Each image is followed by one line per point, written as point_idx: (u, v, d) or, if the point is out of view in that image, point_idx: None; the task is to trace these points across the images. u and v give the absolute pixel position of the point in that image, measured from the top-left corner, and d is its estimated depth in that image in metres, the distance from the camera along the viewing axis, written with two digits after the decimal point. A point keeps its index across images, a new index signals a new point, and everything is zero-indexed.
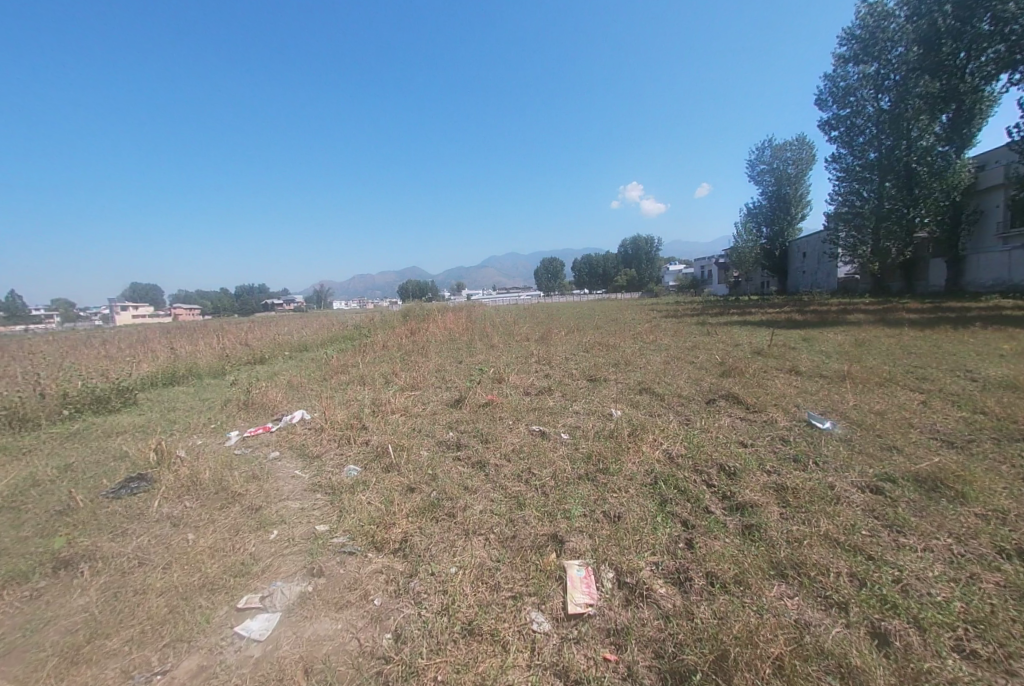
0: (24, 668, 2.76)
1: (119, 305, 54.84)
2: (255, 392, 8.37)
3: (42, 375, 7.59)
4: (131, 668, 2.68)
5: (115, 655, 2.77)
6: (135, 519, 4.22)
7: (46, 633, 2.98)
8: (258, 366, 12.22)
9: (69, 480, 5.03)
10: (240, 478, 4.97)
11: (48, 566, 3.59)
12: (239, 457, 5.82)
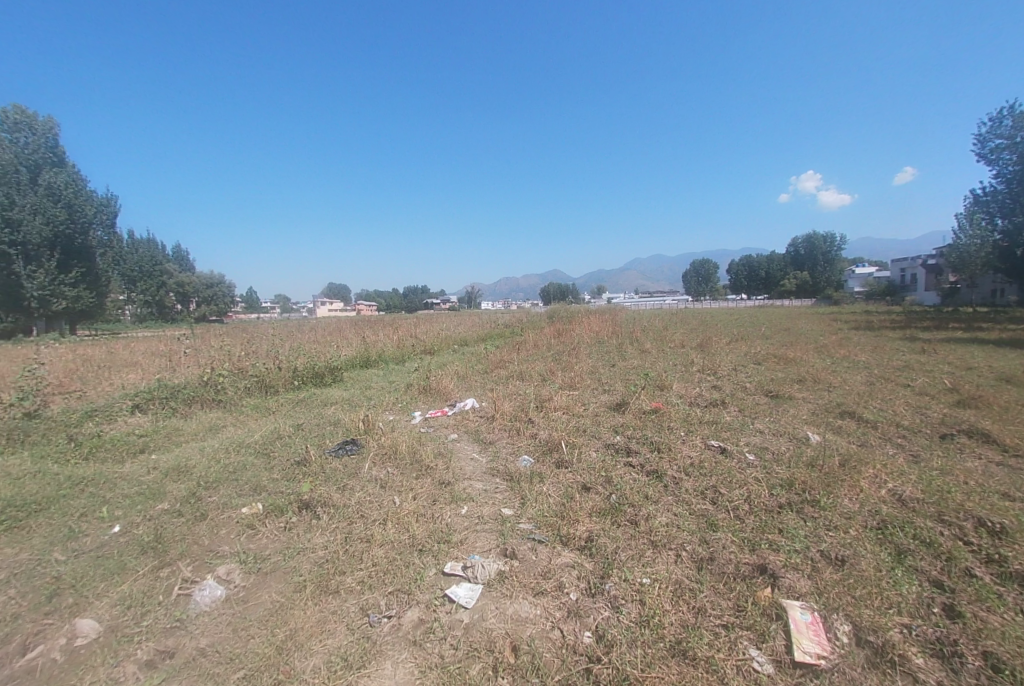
0: (287, 588, 2.73)
1: (319, 300, 67.13)
2: (432, 379, 9.22)
3: (278, 350, 9.25)
4: (366, 607, 2.67)
5: (351, 593, 2.76)
6: (352, 477, 4.53)
7: (301, 563, 2.96)
8: (428, 356, 13.56)
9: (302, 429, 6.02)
10: (430, 452, 5.42)
11: (295, 506, 3.68)
12: (425, 436, 6.36)
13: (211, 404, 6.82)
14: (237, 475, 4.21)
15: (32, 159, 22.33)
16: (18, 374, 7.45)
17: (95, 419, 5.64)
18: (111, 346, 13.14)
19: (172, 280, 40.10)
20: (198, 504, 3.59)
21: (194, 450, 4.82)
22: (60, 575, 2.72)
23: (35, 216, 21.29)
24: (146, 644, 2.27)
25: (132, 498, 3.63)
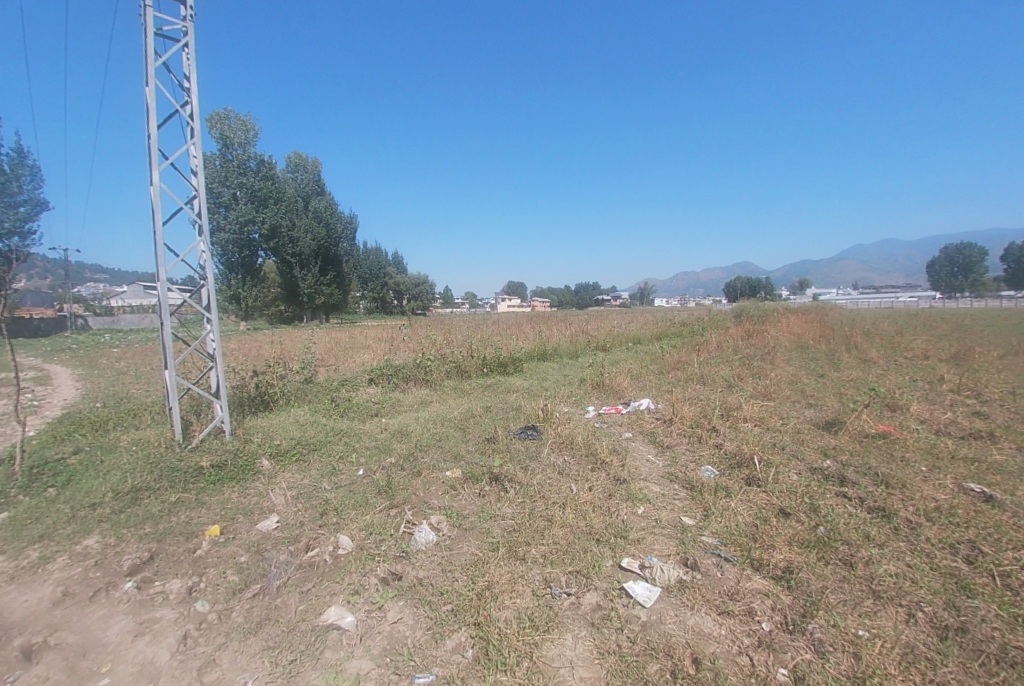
0: (482, 546, 3.08)
1: (501, 295, 73.43)
2: (606, 375, 9.24)
3: (471, 338, 10.34)
4: (549, 580, 2.85)
5: (535, 563, 2.98)
6: (533, 460, 4.85)
7: (493, 527, 3.34)
8: (601, 352, 13.60)
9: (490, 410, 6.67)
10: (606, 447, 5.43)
11: (486, 478, 4.12)
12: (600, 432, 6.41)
13: (420, 383, 8.06)
14: (441, 444, 4.93)
15: (305, 190, 29.29)
16: (297, 350, 9.93)
17: (345, 387, 7.19)
18: (351, 332, 16.54)
19: (390, 280, 48.31)
20: (414, 463, 4.31)
21: (411, 418, 5.83)
22: (327, 499, 3.53)
23: (307, 234, 27.98)
24: (384, 563, 2.76)
25: (370, 451, 4.56)
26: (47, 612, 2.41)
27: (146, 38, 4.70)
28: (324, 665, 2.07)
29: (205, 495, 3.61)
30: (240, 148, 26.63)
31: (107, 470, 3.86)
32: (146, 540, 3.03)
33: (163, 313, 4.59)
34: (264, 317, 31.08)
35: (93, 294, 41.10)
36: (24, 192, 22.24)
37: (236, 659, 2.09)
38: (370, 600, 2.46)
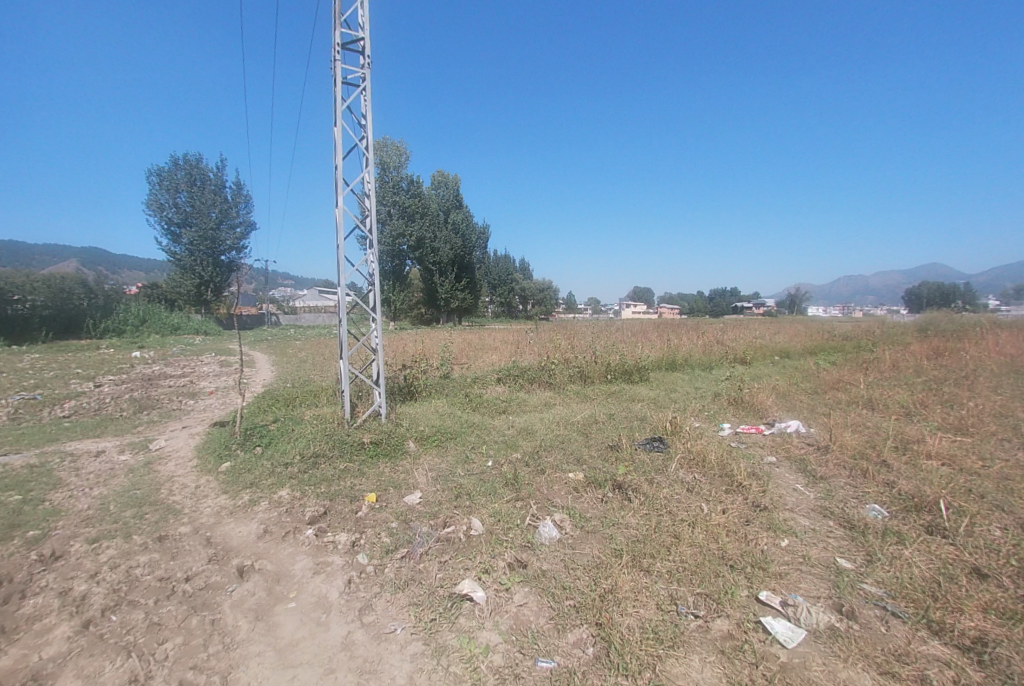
0: (605, 551, 3.07)
1: (627, 302, 71.51)
2: (745, 391, 8.42)
3: (596, 344, 10.25)
4: (674, 598, 2.72)
5: (661, 578, 2.88)
6: (660, 473, 4.65)
7: (616, 534, 3.30)
8: (739, 366, 12.43)
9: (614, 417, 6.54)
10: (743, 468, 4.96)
11: (609, 484, 4.08)
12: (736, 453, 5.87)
13: (545, 385, 8.26)
14: (565, 446, 5.00)
15: (446, 203, 31.73)
16: (436, 349, 10.88)
17: (476, 385, 7.69)
18: (482, 334, 17.57)
19: (518, 286, 50.10)
20: (539, 461, 4.46)
21: (537, 419, 6.02)
22: (461, 483, 3.85)
23: (446, 244, 30.55)
24: (511, 549, 2.92)
25: (498, 444, 4.85)
26: (254, 542, 3.05)
27: (336, 87, 5.65)
28: (458, 629, 2.27)
29: (364, 468, 4.19)
30: (394, 169, 30.13)
31: (295, 437, 4.73)
32: (322, 497, 3.65)
33: (340, 312, 5.45)
34: (407, 318, 34.64)
35: (283, 297, 50.07)
36: (241, 216, 28.07)
37: (387, 607, 2.41)
38: (498, 581, 2.63)
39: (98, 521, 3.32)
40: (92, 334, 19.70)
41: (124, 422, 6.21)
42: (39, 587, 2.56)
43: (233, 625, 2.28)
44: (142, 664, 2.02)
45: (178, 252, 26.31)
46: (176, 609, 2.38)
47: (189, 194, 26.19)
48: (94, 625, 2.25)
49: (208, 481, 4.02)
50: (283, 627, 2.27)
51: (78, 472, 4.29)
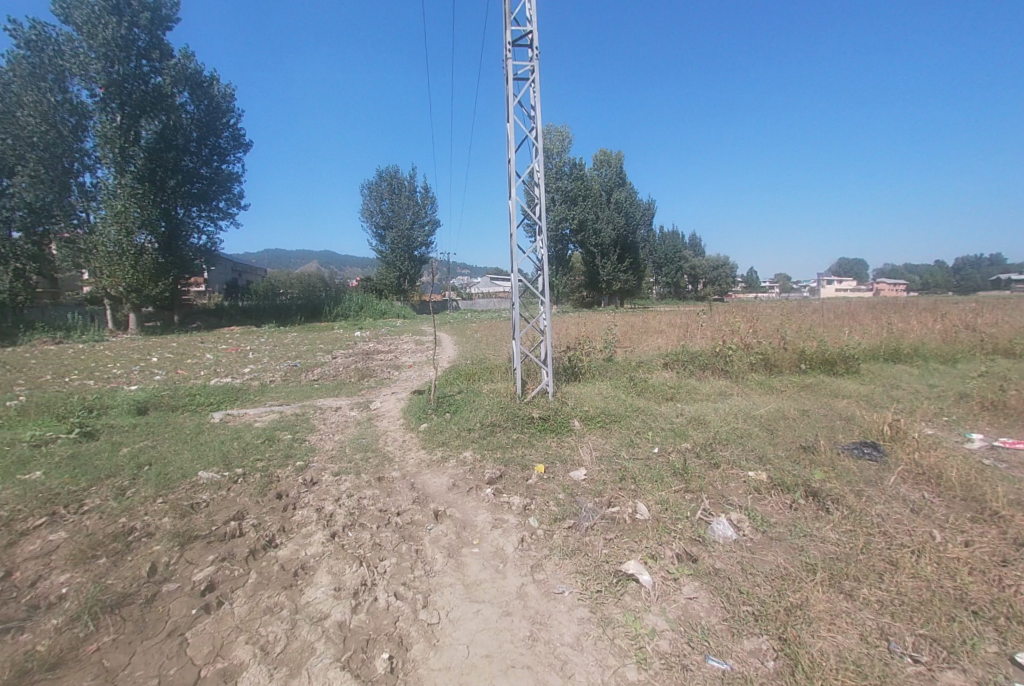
0: (793, 562, 2.69)
1: (827, 280, 60.19)
2: (1010, 393, 6.33)
3: (785, 327, 8.89)
4: (885, 631, 2.21)
5: (869, 606, 2.35)
6: (871, 483, 3.82)
7: (808, 546, 2.86)
8: (1002, 359, 9.38)
9: (807, 412, 5.62)
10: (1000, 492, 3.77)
11: (800, 488, 3.52)
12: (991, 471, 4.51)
13: (720, 374, 7.53)
14: (744, 439, 4.52)
15: (609, 183, 30.87)
16: (599, 331, 10.84)
17: (642, 369, 7.45)
18: (647, 316, 16.83)
19: (688, 264, 46.38)
20: (712, 453, 4.12)
21: (710, 408, 5.56)
22: (626, 466, 3.83)
23: (609, 224, 29.93)
24: (679, 540, 2.79)
25: (666, 431, 4.65)
26: (446, 492, 3.54)
27: (507, 84, 5.96)
28: (625, 606, 2.29)
29: (535, 440, 4.50)
30: (558, 154, 30.58)
31: (475, 407, 5.29)
32: (498, 461, 4.03)
33: (513, 296, 5.85)
34: (571, 302, 35.21)
35: (462, 283, 55.57)
36: (428, 215, 31.97)
37: (556, 570, 2.56)
38: (666, 569, 2.55)
39: (339, 459, 4.28)
40: (328, 318, 24.88)
41: (352, 387, 7.78)
42: (305, 502, 3.42)
43: (431, 557, 2.70)
44: (369, 572, 2.54)
45: (383, 249, 31.35)
46: (390, 536, 2.92)
47: (390, 200, 30.88)
48: (338, 536, 2.91)
49: (410, 438, 4.80)
50: (468, 568, 2.60)
51: (324, 421, 5.56)
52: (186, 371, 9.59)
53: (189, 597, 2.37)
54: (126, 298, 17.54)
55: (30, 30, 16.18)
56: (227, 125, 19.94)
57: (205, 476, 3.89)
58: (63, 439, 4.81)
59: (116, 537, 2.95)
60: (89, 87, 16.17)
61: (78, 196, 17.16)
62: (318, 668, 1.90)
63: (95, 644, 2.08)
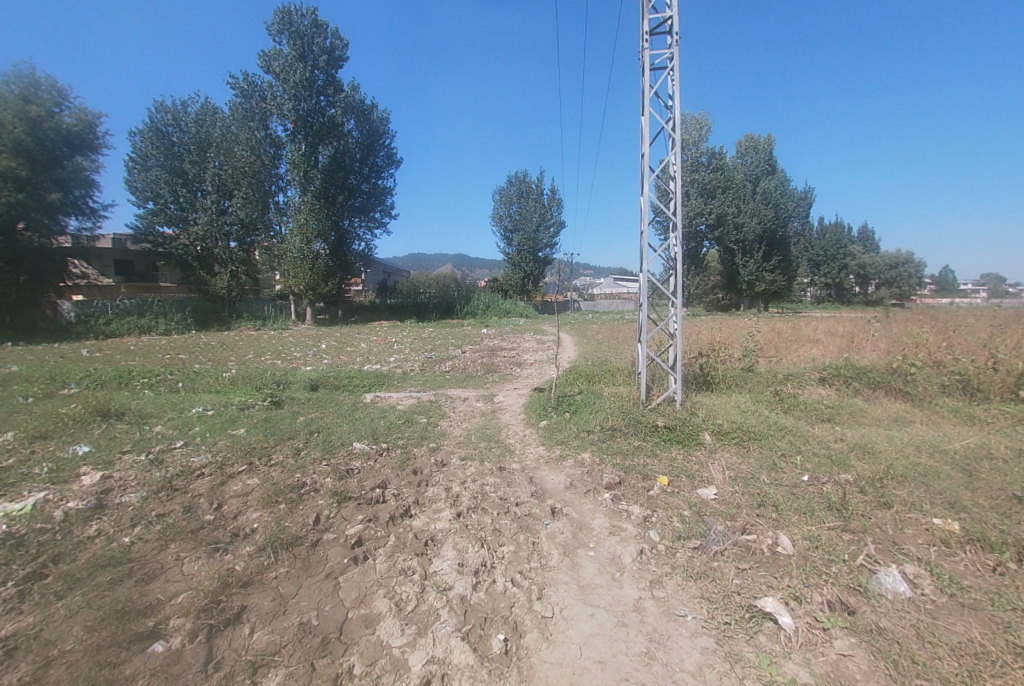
0: (994, 640, 2.06)
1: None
2: None
3: (995, 341, 7.01)
4: None
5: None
6: None
7: (1020, 623, 2.15)
8: None
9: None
10: None
11: (1011, 548, 2.70)
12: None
13: (895, 394, 6.25)
14: (928, 476, 3.70)
15: (755, 172, 27.99)
16: (737, 338, 9.86)
17: (790, 383, 6.58)
18: (796, 322, 14.71)
19: (854, 261, 39.51)
20: (881, 490, 3.44)
21: (880, 436, 4.67)
22: (765, 492, 3.43)
23: (753, 217, 27.09)
24: (832, 586, 2.40)
25: (819, 458, 4.04)
26: (563, 490, 3.56)
27: (643, 77, 5.74)
28: (757, 646, 2.04)
29: (659, 449, 4.29)
30: (694, 145, 28.64)
31: (596, 409, 5.21)
32: (618, 467, 3.92)
33: (641, 297, 5.62)
34: (704, 305, 32.64)
35: (586, 283, 55.19)
36: (555, 217, 32.43)
37: (678, 591, 2.40)
38: (814, 616, 2.21)
39: (466, 445, 4.58)
40: (460, 315, 26.86)
41: (478, 379, 8.29)
42: (436, 481, 3.72)
43: (548, 552, 2.73)
44: (489, 556, 2.66)
45: (511, 252, 32.64)
46: (510, 524, 3.03)
47: (519, 203, 32.01)
48: (463, 517, 3.10)
49: (530, 433, 4.92)
50: (584, 569, 2.57)
51: (453, 409, 5.99)
52: (344, 357, 11.16)
53: (342, 548, 2.75)
54: (304, 295, 20.86)
55: (244, 81, 20.25)
56: (384, 146, 22.64)
57: (358, 446, 4.50)
58: (259, 404, 5.97)
59: (292, 488, 3.55)
60: (283, 123, 19.67)
61: (274, 212, 21.04)
62: (441, 634, 2.05)
63: (274, 573, 2.53)
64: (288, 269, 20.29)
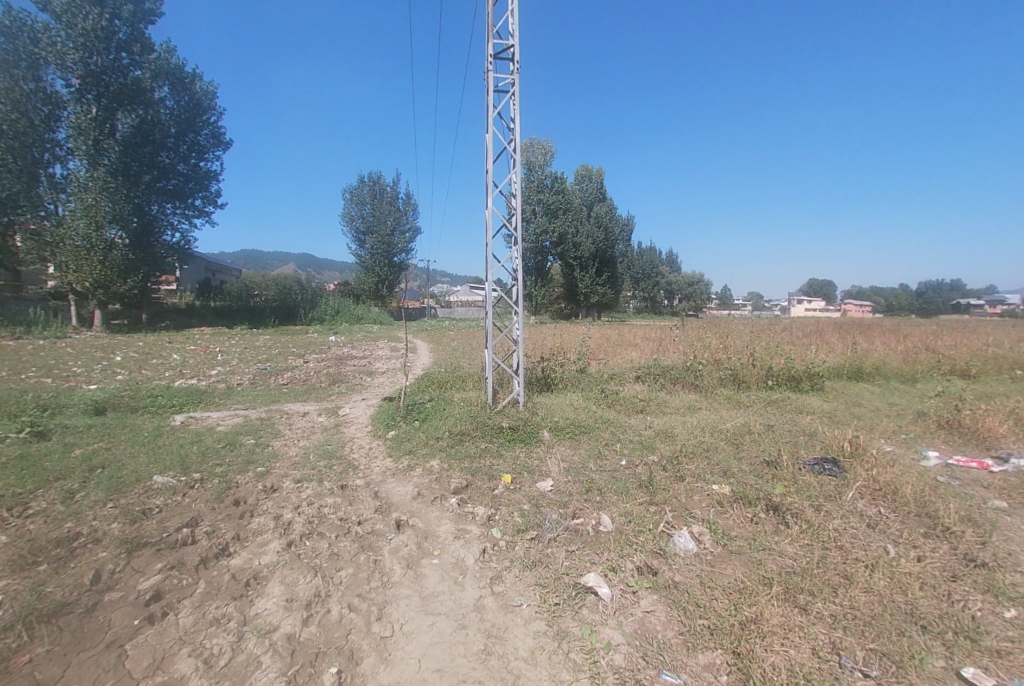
0: (751, 576, 2.64)
1: (797, 298, 61.83)
2: (968, 400, 6.20)
3: (754, 344, 8.99)
4: (837, 646, 2.15)
5: (821, 621, 2.29)
6: (828, 498, 3.57)
7: (767, 559, 2.80)
8: (994, 363, 8.63)
9: (770, 426, 5.56)
10: (950, 493, 3.69)
11: (763, 502, 3.48)
12: (933, 472, 4.18)
13: (690, 387, 7.61)
14: (710, 451, 4.57)
15: (589, 197, 31.46)
16: (575, 343, 10.89)
17: (614, 382, 7.52)
18: (622, 330, 16.92)
19: (664, 280, 47.08)
20: (678, 466, 4.15)
21: (679, 422, 5.62)
22: (593, 478, 3.85)
23: (588, 239, 30.34)
24: (641, 553, 2.80)
25: (634, 444, 4.70)
26: (409, 501, 3.48)
27: (488, 96, 6.01)
28: (581, 619, 2.27)
29: (504, 449, 4.50)
30: (540, 168, 30.96)
31: (445, 416, 5.25)
32: (465, 471, 3.99)
33: (488, 305, 5.84)
34: (550, 314, 35.31)
35: (441, 291, 55.31)
36: (410, 222, 31.80)
37: (516, 582, 2.54)
38: (625, 582, 2.55)
39: (302, 466, 4.17)
40: (303, 322, 24.42)
41: (321, 392, 7.64)
42: (263, 509, 3.32)
43: (389, 569, 2.64)
44: (324, 583, 2.47)
45: (363, 254, 30.99)
46: (349, 545, 2.85)
47: (372, 205, 30.58)
48: (295, 546, 2.82)
49: (377, 445, 4.72)
50: (426, 579, 2.56)
51: (289, 426, 5.42)
52: (149, 371, 9.26)
53: (131, 607, 2.26)
54: (91, 294, 16.87)
55: (5, 15, 15.18)
56: (207, 123, 19.46)
57: (161, 481, 3.75)
58: (11, 438, 4.57)
59: (60, 542, 2.80)
60: (64, 77, 15.56)
61: (46, 188, 16.39)
62: (262, 683, 1.84)
63: (26, 657, 1.96)
64: (67, 261, 16.16)
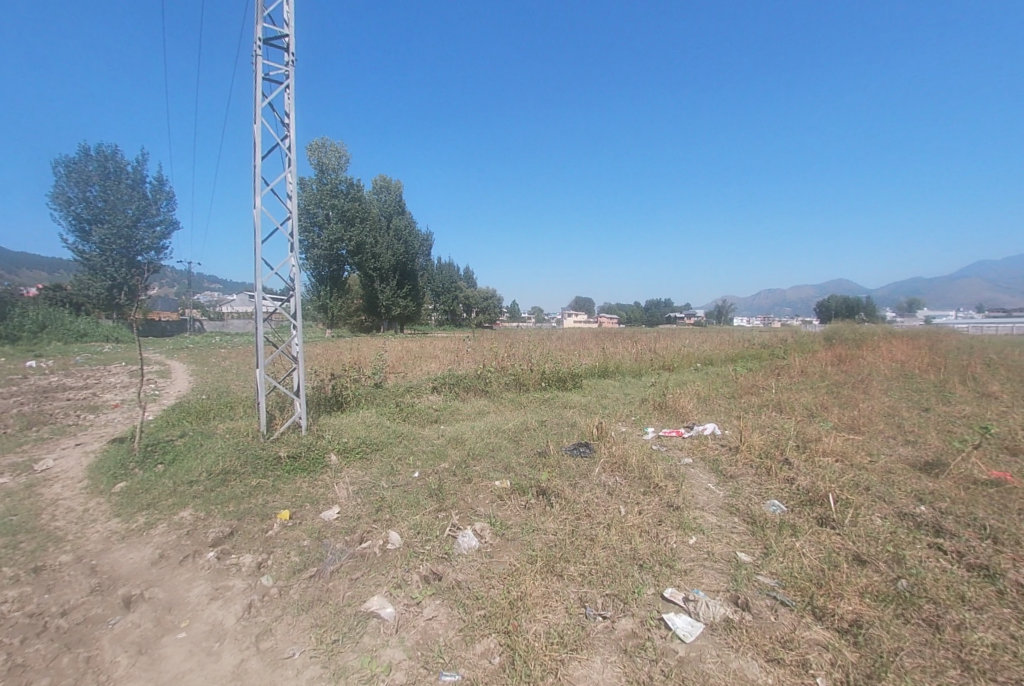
0: (520, 558, 3.00)
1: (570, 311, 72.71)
2: (675, 388, 8.31)
3: (533, 351, 10.24)
4: (582, 600, 2.62)
5: (572, 582, 2.77)
6: (582, 477, 4.31)
7: (534, 539, 3.23)
8: (692, 361, 11.77)
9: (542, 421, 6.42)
10: (659, 457, 4.89)
11: (534, 489, 3.99)
12: (651, 443, 5.48)
13: (480, 393, 8.19)
14: (493, 452, 5.00)
15: (388, 209, 30.94)
16: (370, 358, 10.54)
17: (409, 394, 7.56)
18: (421, 342, 17.15)
19: (461, 293, 49.50)
20: (466, 470, 4.42)
21: (469, 427, 6.00)
22: (383, 495, 3.81)
23: (389, 251, 29.72)
24: (426, 562, 2.89)
25: (425, 454, 4.81)
26: (147, 569, 2.83)
27: (256, 83, 5.36)
28: (361, 648, 2.23)
29: (281, 482, 4.05)
30: (333, 171, 28.98)
31: (203, 453, 4.44)
32: (230, 516, 3.46)
33: (258, 319, 5.17)
34: (348, 327, 33.13)
35: (207, 302, 46.45)
36: (162, 214, 25.74)
37: (288, 631, 2.33)
38: (410, 595, 2.60)
39: None
40: None
41: (7, 441, 5.57)
42: None
43: (110, 663, 2.11)
44: None
45: (86, 251, 23.86)
46: (44, 650, 2.16)
47: (100, 188, 23.78)
48: None
49: (99, 505, 3.68)
50: (168, 660, 2.13)
51: None
52: None
53: None
54: None
55: None
56: None
57: None
58: None
59: None
60: None
61: None
62: None
63: None
64: None
